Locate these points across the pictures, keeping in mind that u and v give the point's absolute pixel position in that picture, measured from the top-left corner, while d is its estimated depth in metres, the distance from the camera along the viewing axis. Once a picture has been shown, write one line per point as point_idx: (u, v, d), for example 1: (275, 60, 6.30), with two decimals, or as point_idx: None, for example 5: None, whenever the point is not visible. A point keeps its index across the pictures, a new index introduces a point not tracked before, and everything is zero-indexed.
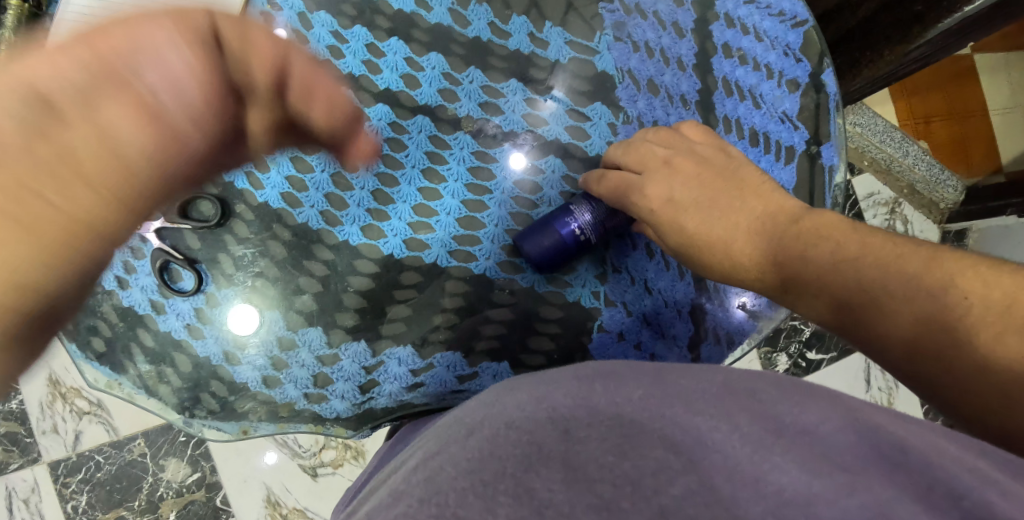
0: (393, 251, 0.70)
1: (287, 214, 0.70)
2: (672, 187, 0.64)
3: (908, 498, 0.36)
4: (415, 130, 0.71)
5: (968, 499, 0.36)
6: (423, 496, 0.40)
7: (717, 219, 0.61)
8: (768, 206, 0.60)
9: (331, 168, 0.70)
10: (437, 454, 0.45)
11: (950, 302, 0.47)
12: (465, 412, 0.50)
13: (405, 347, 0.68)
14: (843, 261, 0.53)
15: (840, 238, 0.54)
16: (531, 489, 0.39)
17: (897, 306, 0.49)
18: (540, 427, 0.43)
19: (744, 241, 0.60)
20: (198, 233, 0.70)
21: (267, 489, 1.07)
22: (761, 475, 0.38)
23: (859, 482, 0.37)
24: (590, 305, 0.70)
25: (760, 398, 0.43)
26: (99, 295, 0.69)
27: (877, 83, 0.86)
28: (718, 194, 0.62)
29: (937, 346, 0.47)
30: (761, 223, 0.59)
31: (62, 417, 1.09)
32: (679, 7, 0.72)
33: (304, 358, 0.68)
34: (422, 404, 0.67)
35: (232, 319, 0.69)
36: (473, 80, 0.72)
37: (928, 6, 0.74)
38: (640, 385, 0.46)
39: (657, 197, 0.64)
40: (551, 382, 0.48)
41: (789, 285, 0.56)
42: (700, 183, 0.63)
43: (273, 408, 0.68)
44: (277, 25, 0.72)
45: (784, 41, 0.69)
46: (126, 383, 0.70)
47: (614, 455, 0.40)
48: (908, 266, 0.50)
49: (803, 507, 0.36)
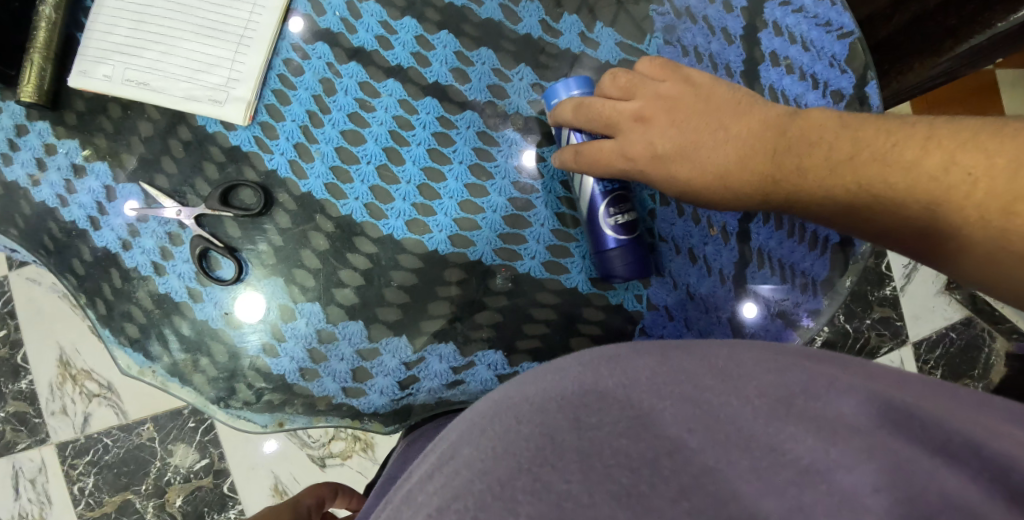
0: (438, 247, 0.69)
1: (331, 206, 0.69)
2: (652, 138, 0.62)
3: (926, 454, 0.37)
4: (463, 125, 0.70)
5: (985, 448, 0.37)
6: (442, 504, 0.38)
7: (711, 157, 0.60)
8: (709, 134, 0.60)
9: (378, 159, 0.69)
10: (447, 457, 0.42)
11: (861, 183, 0.53)
12: (471, 410, 0.46)
13: (448, 343, 0.68)
14: (766, 177, 0.58)
15: (831, 140, 0.55)
16: (546, 482, 0.38)
17: (815, 196, 0.56)
18: (551, 416, 0.41)
19: (741, 167, 0.59)
20: (238, 221, 0.69)
21: (274, 477, 1.07)
22: (777, 445, 0.38)
23: (877, 443, 0.38)
24: (633, 309, 0.69)
25: (770, 370, 0.41)
26: (136, 281, 0.69)
27: (895, 98, 0.85)
28: (697, 134, 0.61)
29: (862, 217, 0.54)
30: (750, 145, 0.59)
31: (72, 399, 1.08)
32: (729, 13, 0.71)
33: (344, 351, 0.68)
34: (461, 402, 0.68)
35: (254, 307, 0.69)
36: (523, 77, 0.71)
37: (961, 20, 0.74)
38: (648, 362, 0.43)
39: (641, 143, 0.63)
40: (557, 369, 0.45)
41: (791, 197, 0.57)
42: (668, 120, 0.62)
43: (310, 401, 0.68)
44: (298, 12, 0.71)
45: (830, 51, 0.70)
46: (160, 370, 0.69)
47: (628, 438, 0.39)
48: (818, 162, 0.55)
49: (821, 474, 0.37)
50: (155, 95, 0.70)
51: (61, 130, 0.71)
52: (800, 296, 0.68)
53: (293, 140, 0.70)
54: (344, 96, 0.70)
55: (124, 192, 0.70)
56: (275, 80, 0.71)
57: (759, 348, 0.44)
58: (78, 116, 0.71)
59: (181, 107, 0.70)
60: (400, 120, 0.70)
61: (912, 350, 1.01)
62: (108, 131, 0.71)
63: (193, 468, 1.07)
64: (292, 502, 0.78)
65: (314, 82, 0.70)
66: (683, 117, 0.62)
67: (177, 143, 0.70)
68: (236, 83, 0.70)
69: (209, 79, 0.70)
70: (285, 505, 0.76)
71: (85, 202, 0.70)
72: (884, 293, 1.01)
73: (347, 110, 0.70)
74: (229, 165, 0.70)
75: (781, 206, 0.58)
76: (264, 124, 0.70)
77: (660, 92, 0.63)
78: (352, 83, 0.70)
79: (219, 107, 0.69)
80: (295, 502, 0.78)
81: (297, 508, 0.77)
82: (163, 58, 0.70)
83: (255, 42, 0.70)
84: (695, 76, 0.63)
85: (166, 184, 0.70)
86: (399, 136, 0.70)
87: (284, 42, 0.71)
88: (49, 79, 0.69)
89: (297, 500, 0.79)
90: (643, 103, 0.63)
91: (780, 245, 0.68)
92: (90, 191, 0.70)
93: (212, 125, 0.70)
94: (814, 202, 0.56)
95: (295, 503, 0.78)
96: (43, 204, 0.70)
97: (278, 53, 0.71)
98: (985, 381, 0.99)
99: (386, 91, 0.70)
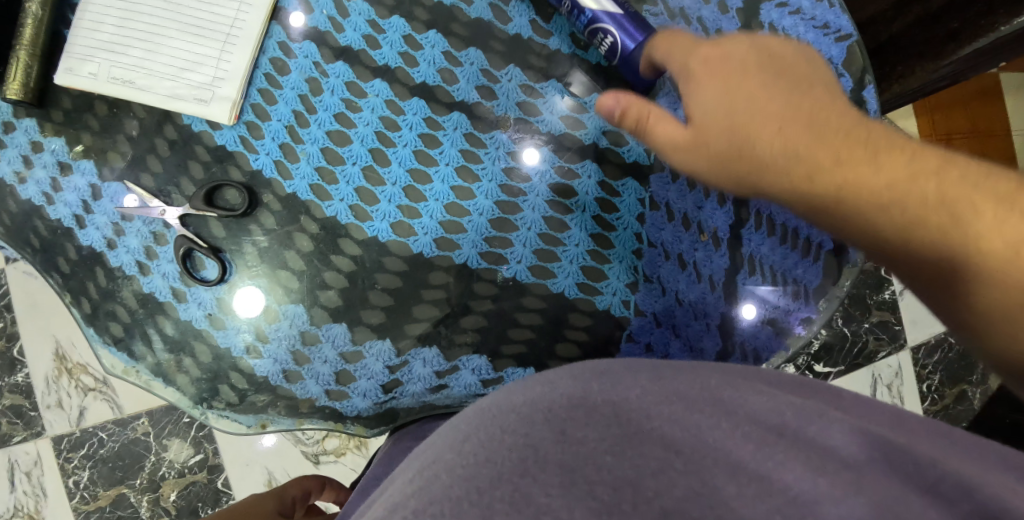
0: (423, 250, 0.68)
1: (315, 207, 0.69)
2: (732, 94, 0.55)
3: (915, 492, 0.36)
4: (450, 126, 0.69)
5: (977, 491, 0.36)
6: (418, 507, 0.37)
7: (761, 119, 0.54)
8: (782, 100, 0.54)
9: (363, 161, 0.69)
10: (430, 461, 0.41)
11: (917, 186, 0.49)
12: (461, 414, 0.45)
13: (431, 347, 0.68)
14: (825, 157, 0.52)
15: (887, 148, 0.51)
16: (527, 494, 0.37)
17: (868, 184, 0.50)
18: (536, 429, 0.39)
19: (796, 141, 0.53)
20: (223, 222, 0.69)
21: (268, 474, 1.06)
22: (766, 474, 0.37)
23: (865, 480, 0.36)
24: (619, 314, 0.68)
25: (763, 395, 0.41)
26: (121, 279, 0.69)
27: (899, 98, 0.83)
28: (745, 87, 0.55)
29: (902, 226, 0.50)
30: (820, 119, 0.53)
31: (67, 392, 1.08)
32: (725, 14, 0.70)
33: (327, 354, 0.67)
34: (444, 406, 0.67)
35: (241, 306, 0.68)
36: (512, 78, 0.70)
37: (964, 23, 0.73)
38: (640, 379, 0.43)
39: (714, 101, 0.55)
40: (549, 380, 0.44)
41: (842, 182, 0.51)
42: (724, 72, 0.56)
43: (293, 402, 0.68)
44: (287, 10, 0.71)
45: (827, 55, 0.68)
46: (143, 370, 0.69)
47: (614, 456, 0.38)
48: (885, 162, 0.50)
49: (807, 508, 0.35)
50: (141, 94, 0.69)
51: (48, 127, 0.70)
52: (791, 304, 0.67)
53: (278, 140, 0.69)
54: (331, 96, 0.69)
55: (109, 191, 0.70)
56: (261, 79, 0.70)
57: (749, 376, 0.44)
58: (65, 114, 0.70)
59: (167, 106, 0.69)
60: (386, 121, 0.69)
61: (911, 354, 0.99)
62: (95, 129, 0.70)
63: (188, 463, 1.07)
64: (277, 495, 0.77)
65: (300, 82, 0.70)
66: (761, 72, 0.55)
67: (163, 141, 0.70)
68: (222, 82, 0.69)
69: (195, 78, 0.69)
70: (268, 498, 0.76)
71: (72, 200, 0.70)
72: (883, 297, 1.00)
73: (333, 111, 0.69)
74: (215, 165, 0.69)
75: (823, 190, 0.52)
76: (250, 124, 0.70)
77: (739, 49, 0.56)
78: (338, 83, 0.70)
79: (205, 106, 0.69)
80: (280, 496, 0.77)
81: (280, 501, 0.76)
82: (149, 56, 0.70)
83: (241, 40, 0.69)
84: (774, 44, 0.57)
85: (151, 183, 0.70)
86: (385, 137, 0.69)
87: (271, 41, 0.70)
88: (35, 76, 0.69)
89: (281, 493, 0.78)
90: (726, 50, 0.56)
91: (773, 252, 0.67)
92: (76, 189, 0.70)
93: (198, 124, 0.70)
94: (863, 192, 0.51)
95: (279, 497, 0.77)
96: (30, 202, 0.70)
97: (264, 51, 0.70)
98: (985, 387, 0.98)
99: (373, 91, 0.69)
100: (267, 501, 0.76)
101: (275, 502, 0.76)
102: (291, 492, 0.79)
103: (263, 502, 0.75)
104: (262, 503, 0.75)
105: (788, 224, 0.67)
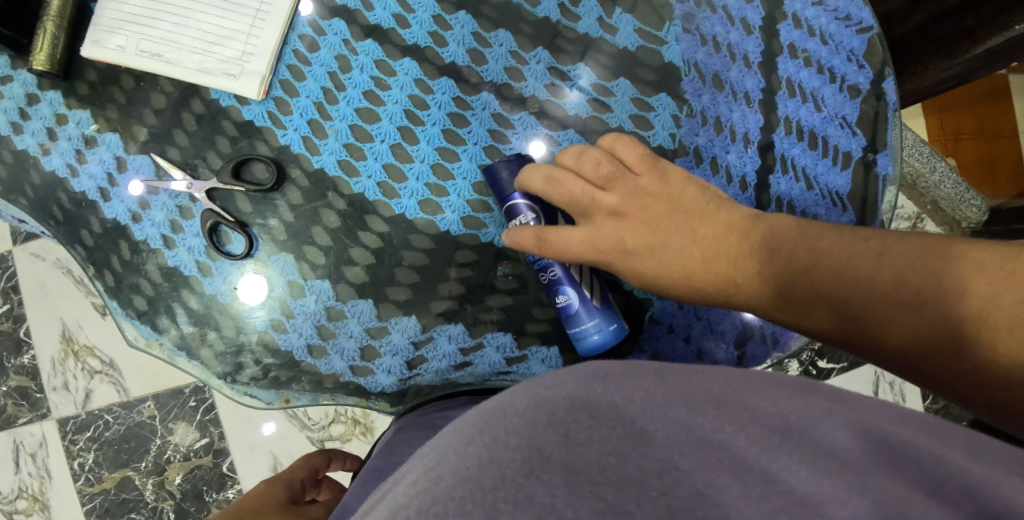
0: (449, 228, 0.69)
1: (343, 184, 0.69)
2: (623, 234, 0.64)
3: (919, 493, 0.35)
4: (479, 106, 0.70)
5: (980, 492, 0.35)
6: (421, 507, 0.37)
7: (667, 241, 0.63)
8: (714, 229, 0.61)
9: (392, 138, 0.69)
10: (433, 462, 0.40)
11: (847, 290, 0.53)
12: (460, 420, 0.45)
13: (456, 324, 0.68)
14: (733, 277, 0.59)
15: (791, 247, 0.57)
16: (529, 494, 0.37)
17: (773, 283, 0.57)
18: (540, 432, 0.40)
19: (694, 262, 0.61)
20: (250, 197, 0.69)
21: (273, 458, 1.06)
22: (770, 475, 0.36)
23: (869, 480, 0.36)
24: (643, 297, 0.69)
25: (768, 399, 0.41)
26: (146, 253, 0.69)
27: (915, 95, 0.86)
28: (666, 224, 0.63)
29: (844, 319, 0.53)
30: (717, 247, 0.60)
31: (73, 374, 1.07)
32: (749, 3, 0.70)
33: (353, 329, 0.68)
34: (468, 383, 0.68)
35: (243, 286, 0.69)
36: (540, 61, 0.70)
37: (978, 22, 0.73)
38: (643, 382, 0.43)
39: (603, 212, 0.65)
40: (552, 383, 0.44)
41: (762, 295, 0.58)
42: (622, 210, 0.65)
43: (318, 378, 0.68)
44: None
45: (849, 46, 0.69)
46: (167, 343, 0.69)
47: (616, 457, 0.38)
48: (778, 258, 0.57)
49: (813, 508, 0.34)
50: (170, 67, 0.69)
51: (73, 101, 0.70)
52: None
53: (306, 116, 0.69)
54: (360, 73, 0.70)
55: (135, 163, 0.70)
56: (290, 55, 0.70)
57: (756, 377, 0.44)
58: (90, 87, 0.70)
59: (195, 80, 0.69)
60: (416, 100, 0.70)
61: None
62: (121, 102, 0.70)
63: (193, 447, 1.06)
64: (288, 470, 0.76)
65: (329, 59, 0.70)
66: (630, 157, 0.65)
67: (191, 116, 0.70)
68: (251, 57, 0.69)
69: (223, 51, 0.69)
70: (280, 477, 0.75)
71: (96, 173, 0.70)
72: None
73: (363, 88, 0.70)
74: (242, 140, 0.70)
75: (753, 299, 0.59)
76: (278, 99, 0.70)
77: (632, 162, 0.65)
78: (368, 60, 0.70)
79: (233, 80, 0.69)
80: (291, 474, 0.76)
81: (291, 478, 0.75)
82: (178, 30, 0.70)
83: (271, 16, 0.69)
84: (671, 169, 0.64)
85: (177, 156, 0.70)
86: (414, 115, 0.70)
87: (300, 18, 0.70)
88: (61, 48, 0.69)
89: (292, 470, 0.76)
90: (618, 200, 0.65)
91: None
92: (101, 162, 0.70)
93: (226, 99, 0.70)
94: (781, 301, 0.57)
95: (291, 473, 0.76)
96: (53, 174, 0.70)
97: (293, 28, 0.70)
98: None
99: (402, 69, 0.70)
100: (277, 478, 0.74)
101: (286, 479, 0.74)
102: (300, 467, 0.78)
103: (274, 481, 0.74)
104: (273, 481, 0.74)
105: (806, 211, 0.68)
